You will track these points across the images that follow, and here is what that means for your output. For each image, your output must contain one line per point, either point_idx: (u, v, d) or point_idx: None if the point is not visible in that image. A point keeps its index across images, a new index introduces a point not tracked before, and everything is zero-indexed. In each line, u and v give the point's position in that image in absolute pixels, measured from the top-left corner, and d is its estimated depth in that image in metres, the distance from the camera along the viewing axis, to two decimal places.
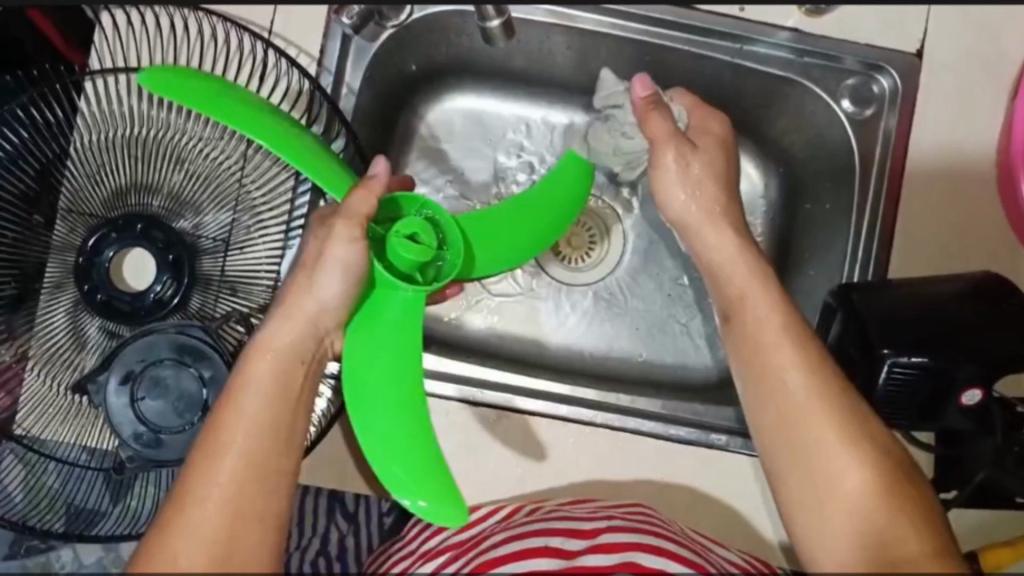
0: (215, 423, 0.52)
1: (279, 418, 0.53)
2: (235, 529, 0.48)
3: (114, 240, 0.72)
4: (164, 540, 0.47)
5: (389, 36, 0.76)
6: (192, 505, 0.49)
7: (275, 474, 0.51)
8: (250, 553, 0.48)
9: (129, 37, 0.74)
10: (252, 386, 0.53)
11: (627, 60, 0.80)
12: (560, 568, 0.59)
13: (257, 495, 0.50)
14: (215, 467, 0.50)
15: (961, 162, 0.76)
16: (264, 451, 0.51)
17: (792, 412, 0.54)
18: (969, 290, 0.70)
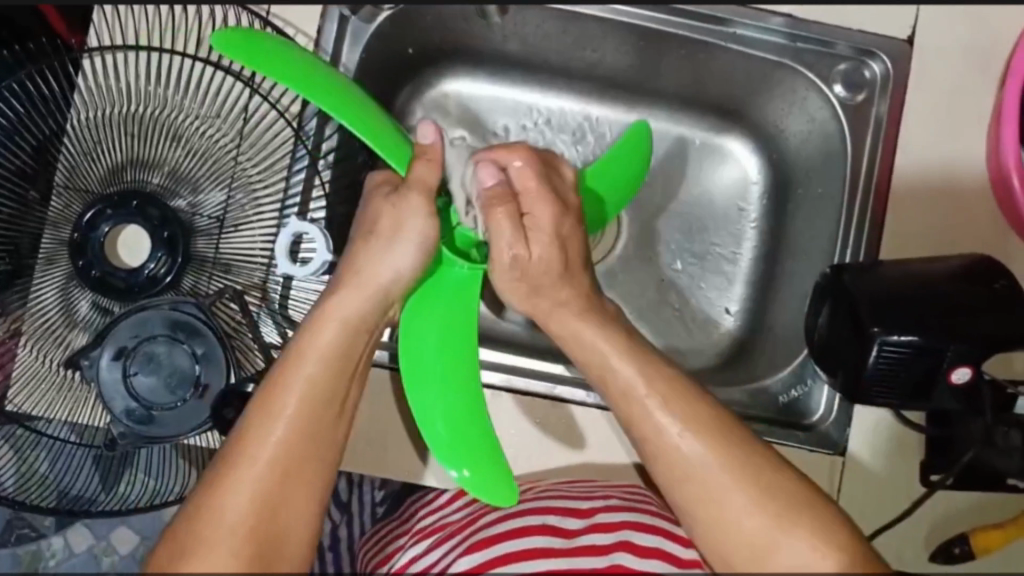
0: (275, 386, 0.52)
1: (337, 389, 0.53)
2: (283, 489, 0.49)
3: (110, 216, 0.71)
4: (214, 490, 0.48)
5: (386, 18, 0.76)
6: (244, 460, 0.49)
7: (327, 444, 0.52)
8: (293, 516, 0.49)
9: (127, 15, 0.74)
10: (314, 351, 0.54)
11: (623, 44, 0.80)
12: (560, 547, 0.59)
13: (307, 459, 0.50)
14: (268, 426, 0.50)
15: (952, 145, 0.76)
16: (319, 417, 0.52)
17: (676, 462, 0.54)
18: (961, 271, 0.70)
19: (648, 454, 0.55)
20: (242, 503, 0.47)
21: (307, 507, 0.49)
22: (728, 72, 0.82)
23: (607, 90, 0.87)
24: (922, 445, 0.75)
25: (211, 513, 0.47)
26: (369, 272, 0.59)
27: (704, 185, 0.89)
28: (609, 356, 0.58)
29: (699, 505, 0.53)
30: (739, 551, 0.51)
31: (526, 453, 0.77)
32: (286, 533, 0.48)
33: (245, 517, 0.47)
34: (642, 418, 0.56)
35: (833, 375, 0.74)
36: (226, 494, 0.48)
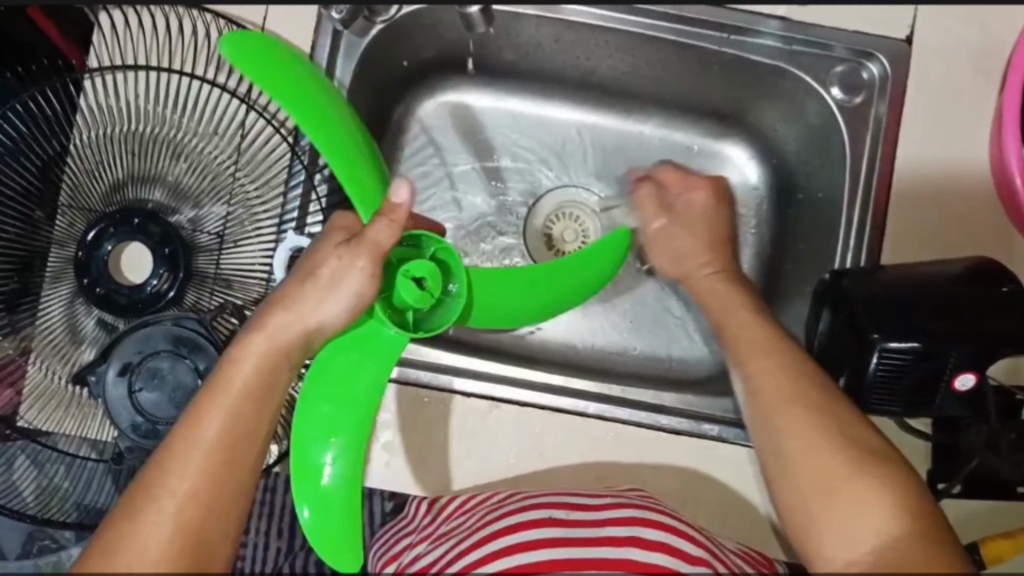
0: (193, 414, 0.52)
1: (253, 417, 0.53)
2: (200, 523, 0.49)
3: (112, 234, 0.72)
4: (130, 524, 0.48)
5: (378, 31, 0.77)
6: (161, 493, 0.49)
7: (241, 470, 0.51)
8: (212, 549, 0.49)
9: (127, 37, 0.76)
10: (233, 382, 0.54)
11: (617, 49, 0.80)
12: (566, 534, 0.60)
13: (226, 490, 0.50)
14: (184, 459, 0.50)
15: (954, 146, 0.76)
16: (235, 449, 0.52)
17: (771, 399, 0.57)
18: (961, 275, 0.69)
19: (748, 393, 0.59)
20: (157, 537, 0.47)
21: (225, 540, 0.50)
22: (725, 76, 0.81)
23: (603, 97, 0.87)
24: (929, 453, 0.75)
25: (125, 548, 0.47)
26: (299, 307, 0.57)
27: None
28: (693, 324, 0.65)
29: (778, 443, 0.55)
30: (805, 488, 0.52)
31: (527, 456, 0.78)
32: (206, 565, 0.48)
33: (161, 552, 0.47)
34: (757, 360, 0.59)
35: None
36: (142, 528, 0.48)
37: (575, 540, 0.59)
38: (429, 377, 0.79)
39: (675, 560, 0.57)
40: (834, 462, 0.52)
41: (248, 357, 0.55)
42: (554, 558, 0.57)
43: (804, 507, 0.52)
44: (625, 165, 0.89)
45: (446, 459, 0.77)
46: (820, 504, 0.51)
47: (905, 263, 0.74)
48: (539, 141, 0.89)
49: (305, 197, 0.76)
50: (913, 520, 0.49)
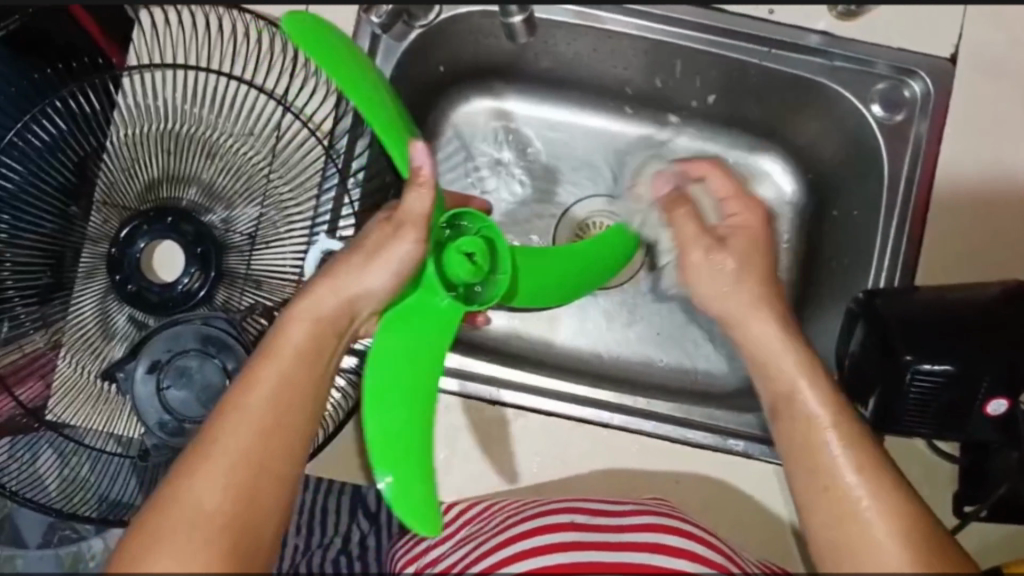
0: (246, 375, 0.52)
1: (303, 380, 0.53)
2: (253, 482, 0.48)
3: (146, 232, 0.73)
4: (185, 477, 0.47)
5: (416, 36, 0.76)
6: (214, 450, 0.48)
7: (293, 432, 0.51)
8: (264, 510, 0.48)
9: (167, 36, 0.76)
10: (286, 346, 0.54)
11: (653, 58, 0.79)
12: (588, 539, 0.60)
13: (278, 451, 0.50)
14: (240, 417, 0.50)
15: (994, 167, 0.74)
16: (288, 411, 0.51)
17: (808, 432, 0.55)
18: (1000, 298, 0.68)
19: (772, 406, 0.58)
20: (210, 494, 0.46)
21: (276, 502, 0.49)
22: (763, 90, 0.80)
23: (637, 107, 0.87)
24: (956, 477, 0.74)
25: (177, 505, 0.46)
26: (350, 278, 0.57)
27: None
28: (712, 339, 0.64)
29: (812, 477, 0.53)
30: (836, 524, 0.51)
31: (550, 466, 0.77)
32: (258, 526, 0.47)
33: (213, 509, 0.46)
34: (778, 371, 0.58)
35: (861, 404, 0.72)
36: (195, 484, 0.47)
37: (592, 543, 0.59)
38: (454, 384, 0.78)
39: (698, 565, 0.57)
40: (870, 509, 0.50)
41: (301, 323, 0.55)
42: (575, 561, 0.57)
43: (816, 533, 0.52)
44: None
45: (468, 467, 0.77)
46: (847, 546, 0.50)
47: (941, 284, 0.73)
48: (571, 145, 0.88)
49: (337, 199, 0.76)
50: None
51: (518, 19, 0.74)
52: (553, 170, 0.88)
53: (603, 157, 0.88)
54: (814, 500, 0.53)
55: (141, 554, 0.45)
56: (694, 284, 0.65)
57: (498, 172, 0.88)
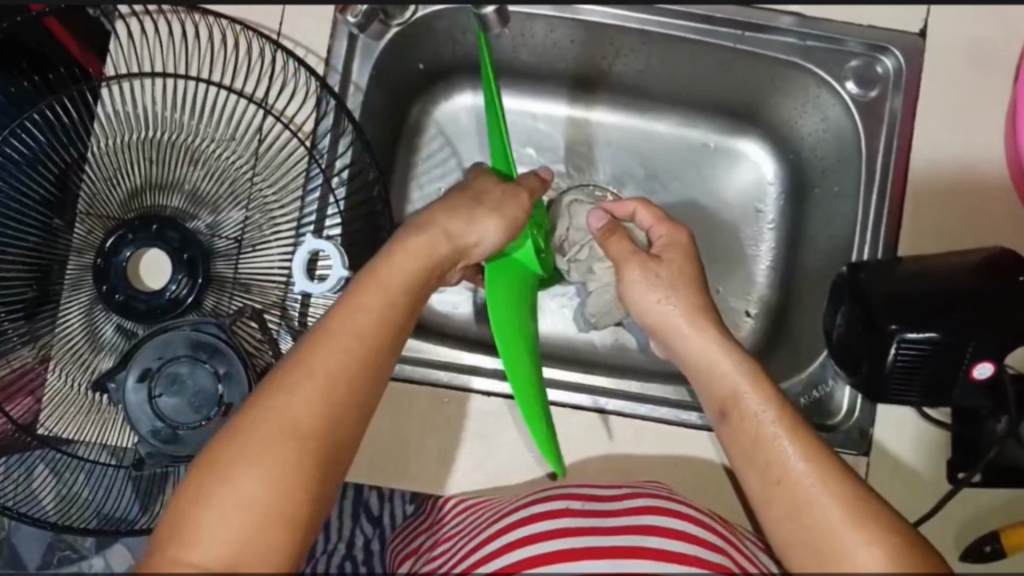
0: (350, 301, 0.56)
1: (395, 318, 0.56)
2: (339, 406, 0.51)
3: (130, 241, 0.72)
4: (285, 385, 0.51)
5: (394, 34, 0.77)
6: (309, 370, 0.52)
7: (382, 365, 0.55)
8: (344, 434, 0.52)
9: (142, 45, 0.76)
10: (387, 283, 0.57)
11: (629, 46, 0.80)
12: (586, 524, 0.60)
13: (366, 378, 0.53)
14: (336, 343, 0.53)
15: (969, 138, 0.76)
16: (379, 347, 0.55)
17: (761, 441, 0.56)
18: (982, 265, 0.69)
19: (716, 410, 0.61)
20: (302, 411, 0.50)
21: (355, 428, 0.53)
22: (740, 73, 0.81)
23: (616, 96, 0.87)
24: (949, 443, 0.74)
25: (271, 414, 0.50)
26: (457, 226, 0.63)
27: (720, 187, 0.89)
28: (692, 325, 0.65)
29: (769, 480, 0.55)
30: (794, 523, 0.52)
31: (546, 455, 0.77)
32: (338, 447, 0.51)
33: (303, 424, 0.50)
34: (719, 374, 0.61)
35: (852, 375, 0.73)
36: (289, 397, 0.50)
37: (590, 529, 0.60)
38: (448, 377, 0.79)
39: (699, 547, 0.58)
40: (826, 508, 0.51)
41: (409, 259, 0.59)
42: (570, 548, 0.57)
43: (771, 512, 0.54)
44: (641, 161, 0.89)
45: (466, 460, 0.77)
46: (806, 543, 0.51)
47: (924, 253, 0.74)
48: (553, 136, 0.89)
49: (323, 200, 0.76)
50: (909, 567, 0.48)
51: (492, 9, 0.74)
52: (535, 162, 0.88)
53: (584, 145, 0.89)
54: (771, 505, 0.54)
55: (237, 448, 0.48)
56: (629, 293, 0.68)
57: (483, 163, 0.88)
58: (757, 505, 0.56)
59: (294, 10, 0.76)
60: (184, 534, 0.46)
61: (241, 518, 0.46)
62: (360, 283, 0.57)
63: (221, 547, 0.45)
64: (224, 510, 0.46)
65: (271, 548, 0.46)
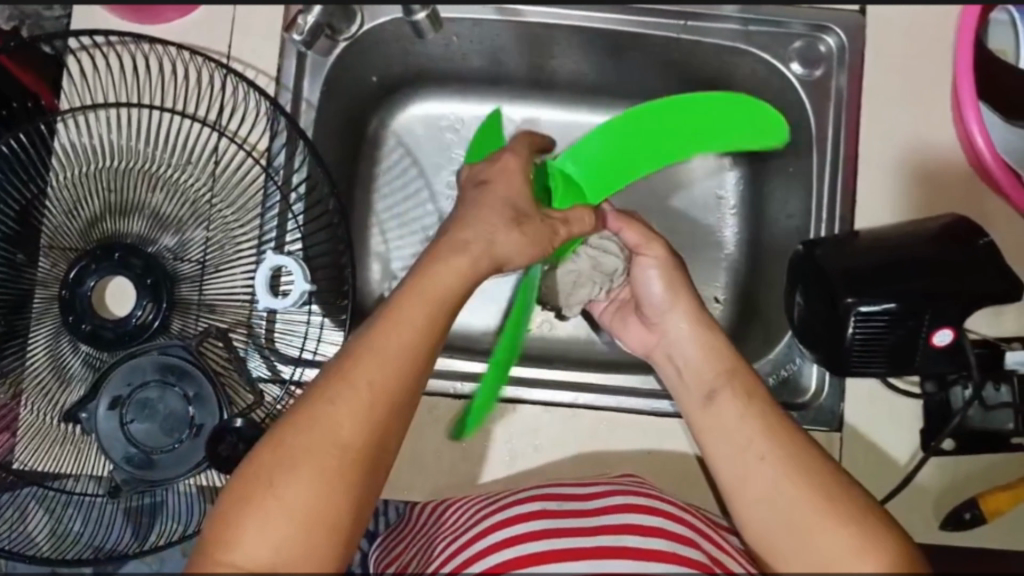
0: (402, 302, 0.52)
1: (443, 324, 0.53)
2: (382, 420, 0.50)
3: (94, 270, 0.71)
4: (330, 397, 0.50)
5: (342, 49, 0.78)
6: (351, 383, 0.50)
7: (427, 375, 0.53)
8: (387, 445, 0.51)
9: (94, 82, 0.76)
10: (432, 289, 0.52)
11: (577, 43, 0.81)
12: (566, 525, 0.60)
13: (412, 391, 0.52)
14: (378, 356, 0.51)
15: (915, 112, 0.77)
16: (423, 357, 0.52)
17: (740, 440, 0.58)
18: (939, 233, 0.69)
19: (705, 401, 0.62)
20: (345, 425, 0.49)
21: (396, 439, 0.52)
22: (688, 64, 0.82)
23: (570, 94, 0.88)
24: (921, 413, 0.75)
25: (312, 427, 0.49)
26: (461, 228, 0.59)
27: (680, 176, 0.89)
28: None
29: (748, 474, 0.56)
30: (776, 516, 0.54)
31: (522, 454, 0.78)
32: (380, 457, 0.51)
33: (347, 437, 0.49)
34: (703, 370, 0.63)
35: (815, 352, 0.74)
36: (332, 412, 0.49)
37: (566, 531, 0.60)
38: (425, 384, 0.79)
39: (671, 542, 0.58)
40: (806, 502, 0.53)
41: (451, 270, 0.53)
42: (553, 548, 0.57)
43: (750, 509, 0.55)
44: None
45: (440, 465, 0.77)
46: (791, 535, 0.52)
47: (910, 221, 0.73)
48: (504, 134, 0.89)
49: (281, 217, 0.77)
50: (889, 548, 0.49)
51: (423, 16, 0.73)
52: None
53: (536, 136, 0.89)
54: (753, 502, 0.55)
55: (281, 456, 0.48)
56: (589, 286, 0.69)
57: (441, 168, 0.88)
58: (734, 492, 0.57)
59: (240, 31, 0.77)
60: (227, 536, 0.46)
61: (284, 530, 0.46)
62: (410, 283, 0.53)
63: (265, 552, 0.46)
64: (267, 517, 0.46)
65: (315, 558, 0.46)
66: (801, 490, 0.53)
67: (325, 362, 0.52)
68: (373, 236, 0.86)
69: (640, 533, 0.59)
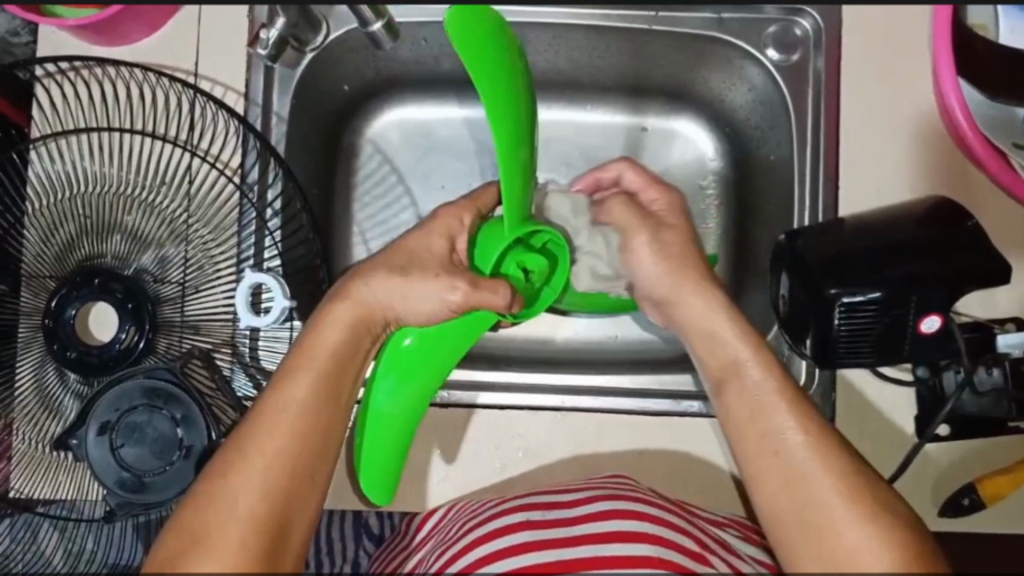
0: (287, 373, 0.58)
1: (334, 385, 0.59)
2: (291, 480, 0.54)
3: (75, 297, 0.71)
4: (233, 471, 0.53)
5: (310, 60, 0.78)
6: (255, 447, 0.54)
7: (330, 435, 0.58)
8: (299, 505, 0.54)
9: (65, 110, 0.76)
10: (317, 351, 0.60)
11: (548, 39, 0.80)
12: (571, 535, 0.59)
13: (315, 451, 0.56)
14: (277, 419, 0.56)
15: (892, 93, 0.77)
16: (324, 418, 0.57)
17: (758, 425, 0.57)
18: (925, 216, 0.68)
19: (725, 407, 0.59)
20: (252, 486, 0.52)
21: (310, 501, 0.55)
22: (662, 54, 0.81)
23: (548, 92, 0.87)
24: (913, 396, 0.76)
25: (220, 497, 0.51)
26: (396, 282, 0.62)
27: (664, 168, 0.88)
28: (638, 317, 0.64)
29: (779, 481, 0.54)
30: (788, 511, 0.53)
31: (513, 461, 0.78)
32: (293, 518, 0.53)
33: (258, 498, 0.52)
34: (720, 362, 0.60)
35: (802, 343, 0.73)
36: (238, 481, 0.52)
37: (561, 542, 0.59)
38: None
39: (663, 549, 0.58)
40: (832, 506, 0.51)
41: (335, 324, 0.61)
42: (553, 560, 0.57)
43: (778, 512, 0.53)
44: (563, 147, 0.88)
45: (434, 475, 0.77)
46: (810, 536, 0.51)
47: (900, 212, 0.69)
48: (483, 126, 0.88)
49: (258, 233, 0.77)
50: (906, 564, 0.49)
51: (379, 27, 0.72)
52: (463, 155, 0.88)
53: None
54: (778, 504, 0.54)
55: (192, 537, 0.49)
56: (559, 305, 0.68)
57: (422, 174, 0.88)
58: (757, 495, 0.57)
59: (209, 48, 0.77)
60: None
61: None
62: (295, 356, 0.60)
63: None
64: None
65: None
66: (837, 500, 0.51)
67: (224, 441, 0.56)
68: (355, 245, 0.86)
69: (631, 542, 0.58)
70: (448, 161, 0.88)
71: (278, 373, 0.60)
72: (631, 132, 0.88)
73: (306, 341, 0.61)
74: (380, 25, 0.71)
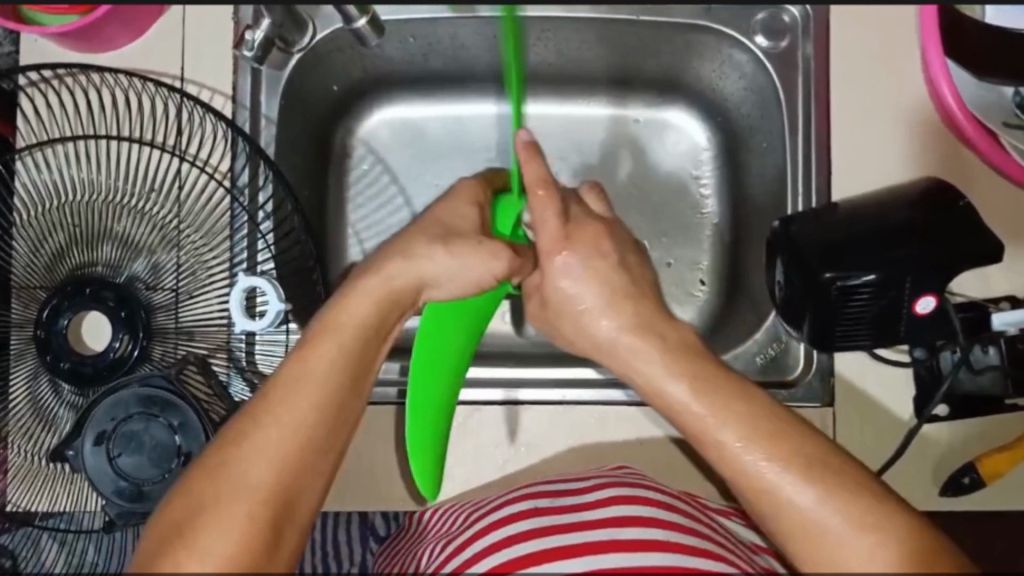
0: (311, 344, 0.56)
1: (358, 360, 0.57)
2: (303, 456, 0.53)
3: (67, 307, 0.69)
4: (244, 444, 0.51)
5: (298, 60, 0.77)
6: (268, 419, 0.53)
7: (349, 411, 0.56)
8: (308, 481, 0.53)
9: (51, 118, 0.76)
10: (342, 324, 0.58)
11: (536, 32, 0.80)
12: (573, 523, 0.59)
13: (332, 427, 0.54)
14: (297, 391, 0.54)
15: (882, 75, 0.77)
16: (346, 391, 0.56)
17: (698, 425, 0.56)
18: (918, 198, 0.68)
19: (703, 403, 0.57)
20: (267, 462, 0.51)
21: (320, 477, 0.54)
22: (650, 44, 0.81)
23: (538, 86, 0.88)
24: (911, 378, 0.75)
25: (229, 471, 0.50)
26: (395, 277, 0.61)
27: (655, 158, 0.89)
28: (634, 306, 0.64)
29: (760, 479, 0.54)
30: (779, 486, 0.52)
31: (514, 457, 0.77)
32: (300, 495, 0.52)
33: (267, 473, 0.51)
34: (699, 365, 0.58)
35: (798, 328, 0.73)
36: (250, 453, 0.51)
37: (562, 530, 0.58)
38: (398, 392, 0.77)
39: (675, 531, 0.57)
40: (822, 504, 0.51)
41: (364, 296, 0.59)
42: (551, 545, 0.57)
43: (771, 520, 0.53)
44: (556, 139, 0.89)
45: None
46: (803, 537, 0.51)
47: (894, 194, 0.69)
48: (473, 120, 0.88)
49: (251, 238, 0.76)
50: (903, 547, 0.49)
51: (363, 22, 0.73)
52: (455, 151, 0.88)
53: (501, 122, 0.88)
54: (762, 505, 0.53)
55: (198, 509, 0.48)
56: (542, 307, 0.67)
57: (415, 170, 0.88)
58: None
59: (196, 52, 0.76)
60: None
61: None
62: (319, 325, 0.58)
63: None
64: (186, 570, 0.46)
65: None
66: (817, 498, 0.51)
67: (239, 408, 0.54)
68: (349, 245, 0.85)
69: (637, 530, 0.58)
70: (440, 157, 0.88)
71: (301, 340, 0.58)
72: (620, 123, 0.89)
73: (332, 310, 0.59)
74: (365, 22, 0.72)
